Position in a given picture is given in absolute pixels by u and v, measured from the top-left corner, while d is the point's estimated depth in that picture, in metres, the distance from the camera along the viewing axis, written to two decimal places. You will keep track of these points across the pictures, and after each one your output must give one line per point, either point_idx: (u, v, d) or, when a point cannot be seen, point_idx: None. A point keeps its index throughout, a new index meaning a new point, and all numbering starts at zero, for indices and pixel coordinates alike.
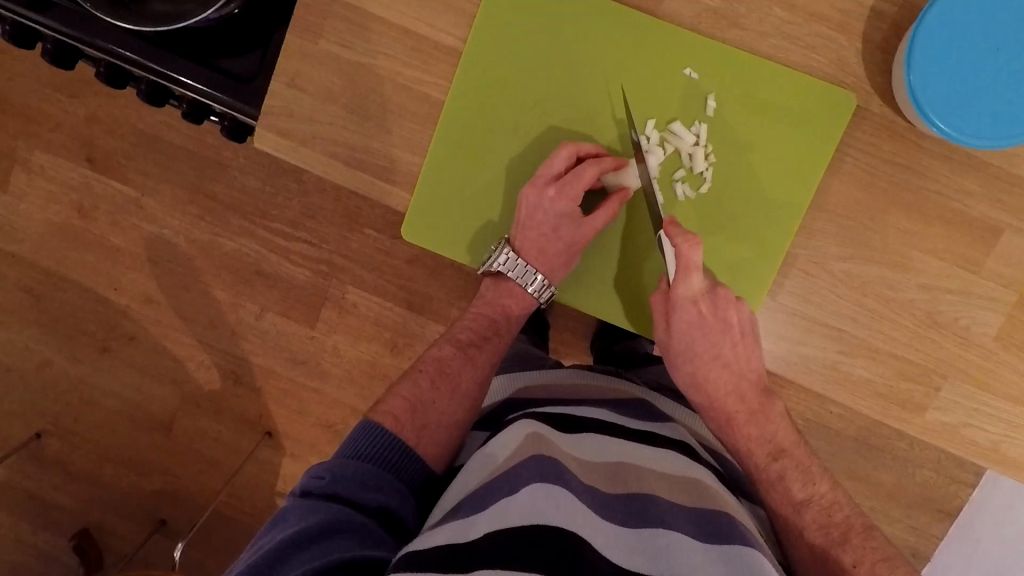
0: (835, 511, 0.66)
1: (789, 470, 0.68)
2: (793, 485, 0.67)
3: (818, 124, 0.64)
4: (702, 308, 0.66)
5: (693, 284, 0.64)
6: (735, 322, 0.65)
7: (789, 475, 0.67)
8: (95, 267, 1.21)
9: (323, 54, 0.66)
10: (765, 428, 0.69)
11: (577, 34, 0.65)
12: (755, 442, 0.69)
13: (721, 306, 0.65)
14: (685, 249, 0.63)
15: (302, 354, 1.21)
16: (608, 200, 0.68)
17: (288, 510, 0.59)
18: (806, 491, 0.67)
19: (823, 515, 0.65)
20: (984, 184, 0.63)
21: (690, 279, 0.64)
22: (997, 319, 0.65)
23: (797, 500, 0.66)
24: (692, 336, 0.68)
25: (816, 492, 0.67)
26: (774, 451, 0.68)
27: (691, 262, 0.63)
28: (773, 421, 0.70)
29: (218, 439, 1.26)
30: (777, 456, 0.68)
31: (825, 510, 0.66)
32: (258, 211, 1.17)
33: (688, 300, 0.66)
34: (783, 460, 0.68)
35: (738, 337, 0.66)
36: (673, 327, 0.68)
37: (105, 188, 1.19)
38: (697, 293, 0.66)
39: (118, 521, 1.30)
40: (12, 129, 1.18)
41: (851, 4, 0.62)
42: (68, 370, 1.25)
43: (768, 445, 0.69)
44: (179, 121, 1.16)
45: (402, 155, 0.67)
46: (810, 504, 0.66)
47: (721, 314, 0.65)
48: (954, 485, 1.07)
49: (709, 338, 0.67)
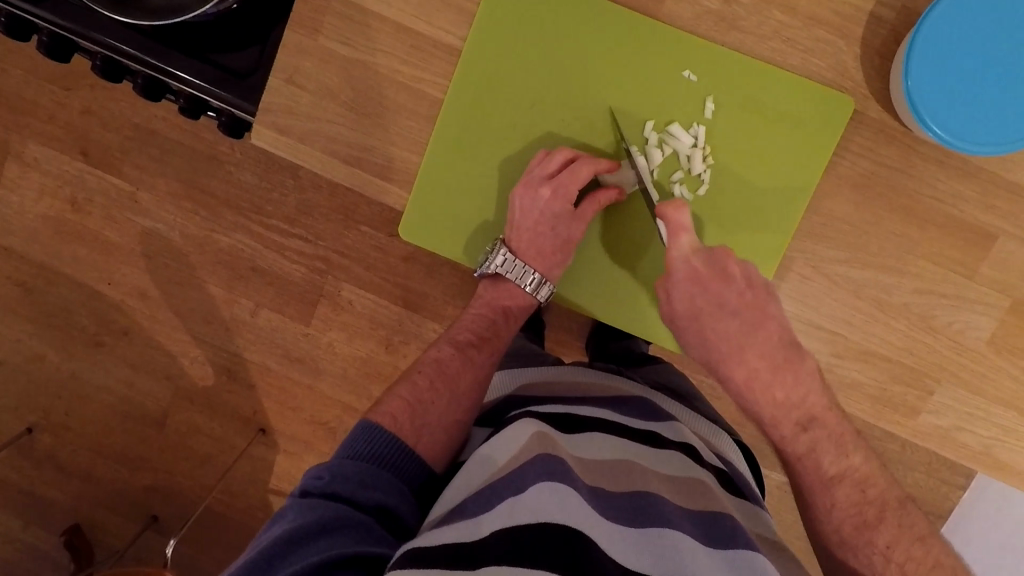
0: (869, 486, 0.64)
1: (821, 440, 0.65)
2: (825, 459, 0.65)
3: (816, 130, 0.64)
4: (698, 266, 0.64)
5: (685, 245, 0.63)
6: (738, 274, 0.64)
7: (821, 447, 0.65)
8: (88, 261, 1.21)
9: (322, 50, 0.65)
10: (793, 393, 0.65)
11: (575, 34, 0.65)
12: (777, 412, 0.66)
13: (720, 263, 0.65)
14: (672, 213, 0.62)
15: (297, 351, 1.20)
16: (591, 194, 0.69)
17: (286, 508, 0.59)
18: (839, 465, 0.65)
19: (856, 491, 0.64)
20: (980, 189, 0.64)
21: (680, 241, 0.63)
22: (991, 324, 0.66)
23: (828, 475, 0.65)
24: (694, 296, 0.65)
25: (850, 466, 0.65)
26: (804, 421, 0.65)
27: (681, 224, 0.63)
28: (803, 383, 0.65)
29: (211, 435, 1.26)
30: (807, 425, 0.65)
31: (858, 485, 0.64)
32: (254, 207, 1.16)
33: (682, 260, 0.64)
34: (814, 430, 0.65)
35: (743, 287, 0.64)
36: (672, 295, 0.66)
37: (99, 181, 1.18)
38: (689, 253, 0.64)
39: (111, 517, 1.30)
40: (5, 121, 1.17)
41: (850, 8, 0.62)
42: (60, 364, 1.25)
43: (797, 414, 0.65)
44: (174, 115, 1.15)
45: (400, 154, 0.67)
46: (842, 481, 0.64)
47: (722, 268, 0.65)
48: (945, 486, 1.08)
49: (713, 292, 0.65)
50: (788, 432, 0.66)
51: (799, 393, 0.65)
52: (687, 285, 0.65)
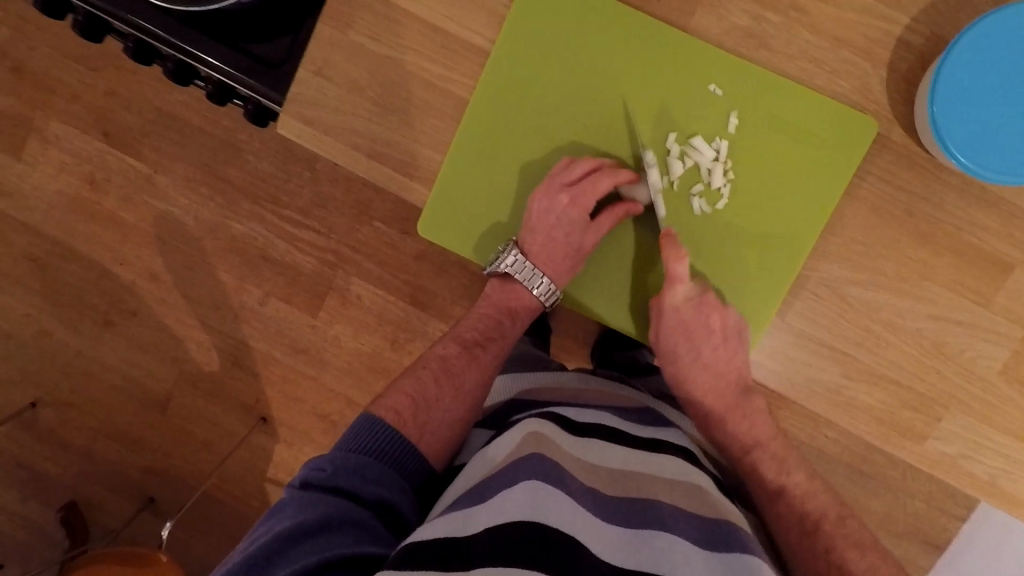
0: (809, 500, 0.70)
1: (763, 460, 0.72)
2: (768, 475, 0.71)
3: (837, 150, 0.64)
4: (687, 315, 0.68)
5: (678, 294, 0.67)
6: (717, 326, 0.67)
7: (763, 465, 0.72)
8: (103, 240, 1.22)
9: (352, 44, 0.66)
10: (742, 423, 0.73)
11: (603, 42, 0.66)
12: (730, 437, 0.73)
13: (705, 312, 0.67)
14: (670, 261, 0.65)
15: (303, 342, 1.21)
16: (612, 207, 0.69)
17: (286, 501, 0.59)
18: (780, 480, 0.71)
19: (796, 504, 0.69)
20: (998, 219, 0.64)
21: (676, 289, 0.66)
22: (1003, 353, 0.66)
23: (772, 488, 0.71)
24: (677, 341, 0.70)
25: (790, 483, 0.71)
26: (748, 444, 0.73)
27: (675, 274, 0.65)
28: (751, 416, 0.73)
29: (213, 421, 1.26)
30: (752, 448, 0.73)
31: (798, 499, 0.70)
32: (270, 197, 1.17)
33: (673, 308, 0.68)
34: (757, 452, 0.72)
35: (720, 339, 0.68)
36: (659, 332, 0.70)
37: (118, 162, 1.19)
38: (681, 301, 0.67)
39: (107, 496, 1.30)
40: (30, 98, 1.18)
41: (878, 32, 0.62)
42: (67, 341, 1.26)
43: (745, 439, 0.73)
44: (196, 101, 1.16)
45: (422, 151, 0.68)
46: (784, 494, 0.70)
47: (705, 320, 0.67)
48: (944, 517, 1.07)
49: (695, 338, 0.69)
50: (739, 452, 0.73)
51: (748, 424, 0.73)
52: (674, 327, 0.69)
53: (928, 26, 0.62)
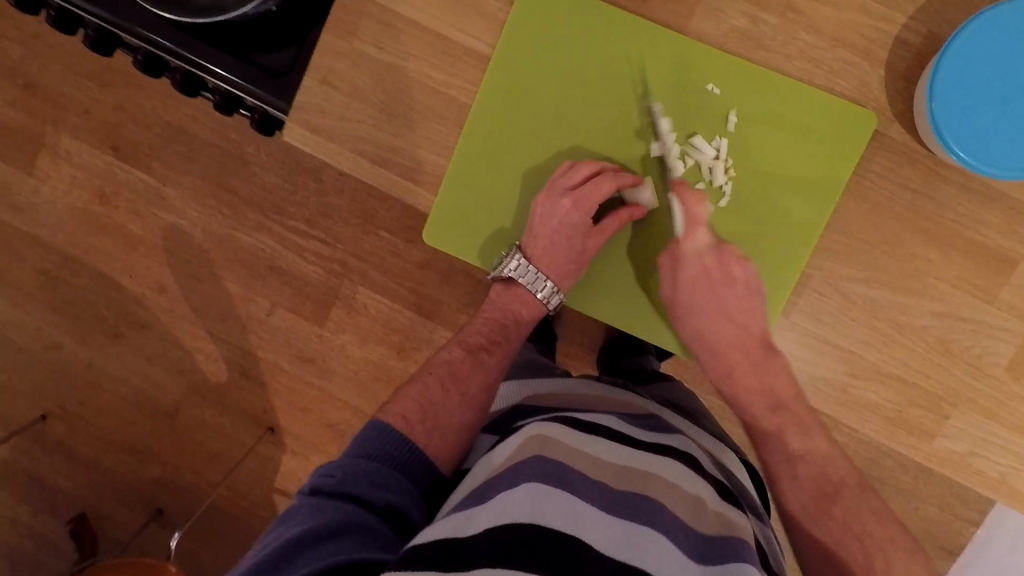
0: (830, 466, 0.65)
1: (788, 424, 0.67)
2: (791, 440, 0.66)
3: (838, 147, 0.64)
4: (708, 262, 0.66)
5: (700, 238, 0.65)
6: (739, 277, 0.65)
7: (787, 430, 0.66)
8: (112, 253, 1.23)
9: (356, 52, 0.67)
10: (766, 380, 0.67)
11: (601, 46, 0.67)
12: (754, 394, 0.68)
13: (725, 263, 0.66)
14: (692, 205, 0.65)
15: (310, 351, 1.22)
16: (615, 212, 0.69)
17: (297, 508, 0.59)
18: (803, 445, 0.66)
19: (816, 469, 0.65)
20: (1002, 215, 0.64)
21: (696, 234, 0.65)
22: (1010, 350, 0.65)
23: (792, 452, 0.66)
24: (696, 292, 0.68)
25: (813, 447, 0.66)
26: (773, 405, 0.67)
27: (697, 215, 0.65)
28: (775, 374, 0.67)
29: (220, 432, 1.27)
30: (776, 410, 0.67)
31: (820, 464, 0.65)
32: (276, 208, 1.18)
33: (695, 254, 0.66)
34: (782, 414, 0.67)
35: (742, 291, 0.66)
36: (678, 282, 0.68)
37: (127, 176, 1.21)
38: (703, 247, 0.66)
39: (116, 508, 1.31)
40: (41, 114, 1.20)
41: (876, 31, 0.63)
42: (77, 353, 1.27)
43: (769, 399, 0.67)
44: (203, 114, 1.18)
45: (426, 156, 0.69)
46: (805, 459, 0.65)
47: (727, 269, 0.66)
48: (957, 521, 1.06)
49: (715, 294, 0.67)
50: (762, 412, 0.68)
51: (773, 381, 0.67)
52: (693, 276, 0.67)
53: (925, 25, 0.63)
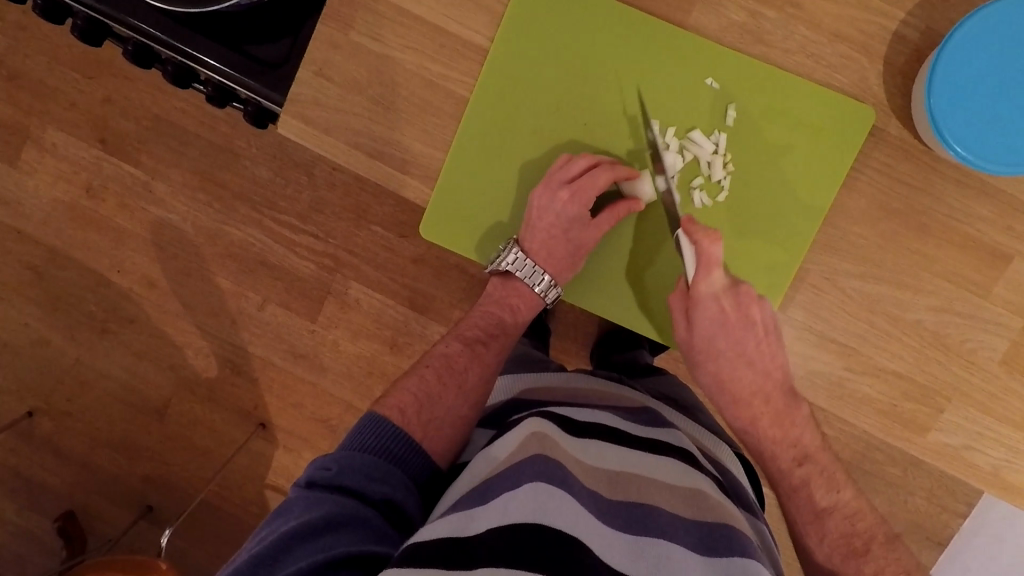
0: (858, 520, 0.66)
1: (813, 476, 0.67)
2: (817, 493, 0.67)
3: (836, 141, 0.65)
4: (725, 305, 0.65)
5: (716, 280, 0.64)
6: (758, 318, 0.65)
7: (813, 482, 0.67)
8: (100, 248, 1.21)
9: (351, 44, 0.66)
10: (790, 432, 0.68)
11: (601, 39, 0.66)
12: (780, 445, 0.68)
13: (743, 304, 0.65)
14: (707, 246, 0.63)
15: (302, 347, 1.21)
16: (615, 206, 0.68)
17: (292, 501, 0.58)
18: (830, 498, 0.66)
19: (846, 524, 0.65)
20: (996, 211, 0.64)
21: (712, 275, 0.64)
22: (1004, 345, 0.66)
23: (819, 507, 0.66)
24: (713, 333, 0.67)
25: (840, 500, 0.66)
26: (799, 456, 0.68)
27: (712, 258, 0.63)
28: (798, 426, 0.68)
29: (212, 428, 1.26)
30: (802, 461, 0.68)
31: (848, 518, 0.66)
32: (267, 202, 1.17)
33: (711, 296, 0.65)
34: (808, 466, 0.68)
35: (762, 333, 0.65)
36: (693, 323, 0.67)
37: (115, 169, 1.19)
38: (719, 290, 0.65)
39: (106, 505, 1.29)
40: (26, 106, 1.18)
41: (875, 26, 0.63)
42: (65, 349, 1.25)
43: (794, 450, 0.68)
44: (193, 107, 1.16)
45: (423, 149, 0.68)
46: (832, 513, 0.66)
47: (745, 310, 0.65)
48: (945, 513, 1.07)
49: (733, 334, 0.66)
50: (788, 464, 0.68)
51: (797, 432, 0.68)
52: (711, 320, 0.66)
53: (923, 20, 0.63)
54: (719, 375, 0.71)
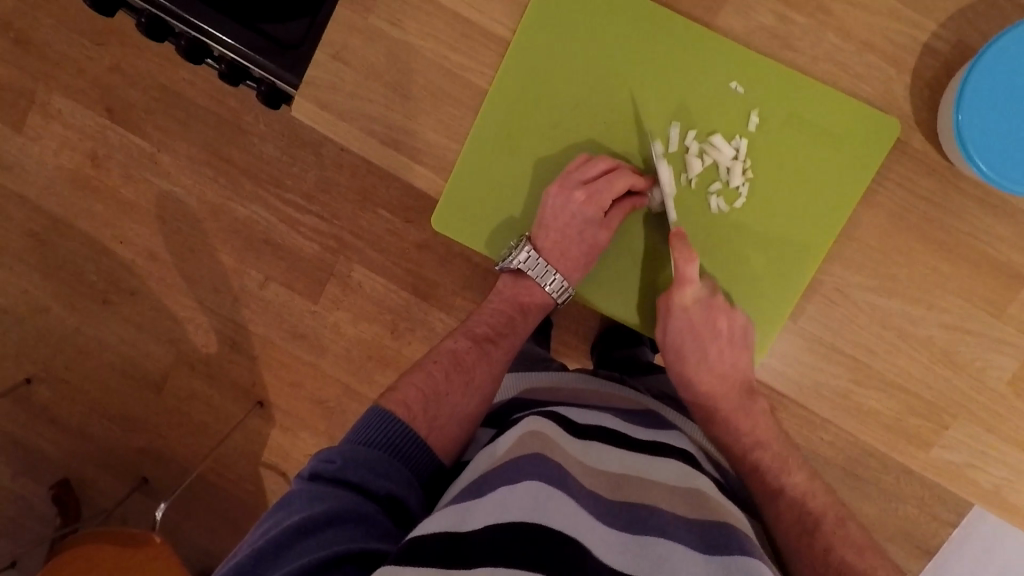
0: (810, 500, 0.69)
1: (765, 460, 0.71)
2: (770, 475, 0.70)
3: (858, 153, 0.64)
4: (693, 314, 0.68)
5: (687, 295, 0.66)
6: (725, 330, 0.67)
7: (767, 465, 0.71)
8: (103, 218, 1.20)
9: (370, 28, 0.65)
10: (745, 422, 0.72)
11: (625, 36, 0.65)
12: (736, 433, 0.72)
13: (714, 313, 0.67)
14: (682, 263, 0.65)
15: (302, 327, 1.20)
16: (619, 202, 0.69)
17: (296, 494, 0.58)
18: (783, 481, 0.70)
19: (798, 503, 0.68)
20: (1015, 230, 0.64)
21: (685, 289, 0.66)
22: (1013, 364, 0.66)
23: (774, 487, 0.70)
24: (684, 338, 0.70)
25: (792, 482, 0.70)
26: (751, 444, 0.72)
27: (686, 275, 0.65)
28: (753, 417, 0.72)
29: (209, 404, 1.25)
30: (755, 448, 0.72)
31: (800, 498, 0.69)
32: (273, 180, 1.16)
33: (681, 308, 0.68)
34: (759, 452, 0.72)
35: (727, 341, 0.68)
36: (667, 327, 0.70)
37: (121, 139, 1.17)
38: (690, 302, 0.67)
39: (100, 475, 1.30)
40: (33, 70, 1.16)
41: (905, 37, 0.62)
42: (64, 318, 1.24)
43: (746, 439, 0.72)
44: (201, 79, 1.14)
45: (439, 140, 0.67)
46: (786, 493, 0.69)
47: (713, 321, 0.67)
48: (935, 523, 1.08)
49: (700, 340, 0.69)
50: (742, 449, 0.72)
51: (751, 422, 0.72)
52: (681, 326, 0.69)
53: (954, 33, 0.62)
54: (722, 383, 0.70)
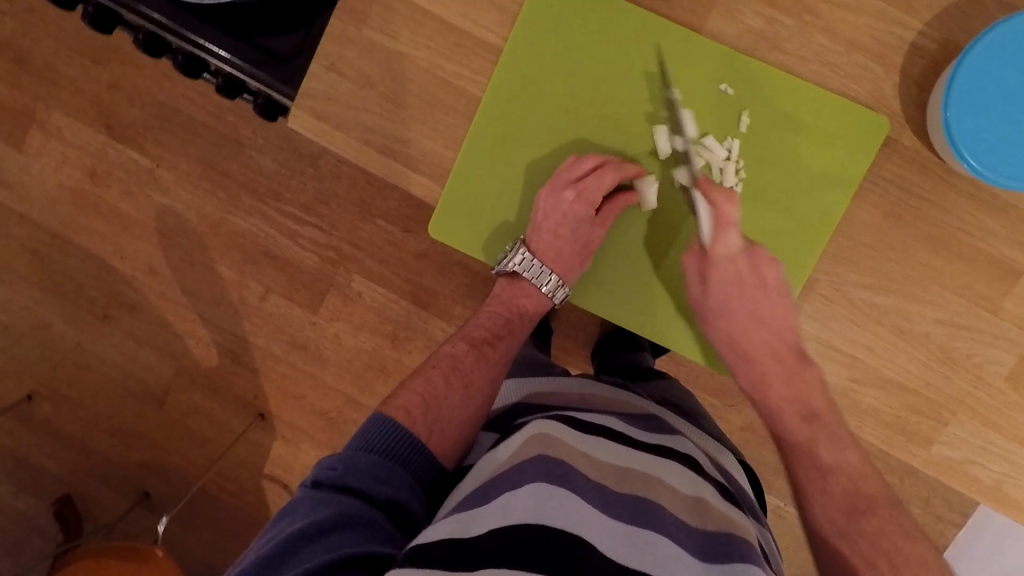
0: (863, 481, 0.63)
1: (820, 435, 0.65)
2: (823, 450, 0.65)
3: (849, 151, 0.64)
4: (739, 265, 0.65)
5: (731, 242, 0.65)
6: (771, 281, 0.65)
7: (820, 441, 0.65)
8: (103, 233, 1.21)
9: (364, 40, 0.66)
10: (797, 388, 0.66)
11: (614, 41, 0.66)
12: (787, 402, 0.67)
13: (757, 266, 0.65)
14: (723, 205, 0.64)
15: (303, 339, 1.21)
16: (611, 200, 0.69)
17: (299, 501, 0.58)
18: (837, 457, 0.64)
19: (849, 484, 0.63)
20: (1007, 225, 0.64)
21: (728, 236, 0.65)
22: (1010, 359, 0.66)
23: (824, 464, 0.64)
24: (730, 295, 0.67)
25: (846, 461, 0.64)
26: (806, 414, 0.66)
27: (728, 218, 0.64)
28: (805, 383, 0.66)
29: (210, 417, 1.26)
30: (810, 419, 0.66)
31: (853, 479, 0.63)
32: (272, 192, 1.17)
33: (726, 257, 0.65)
34: (815, 425, 0.65)
35: (774, 296, 0.65)
36: (708, 284, 0.67)
37: (120, 155, 1.18)
38: (734, 251, 0.65)
39: (103, 491, 1.30)
40: (33, 89, 1.17)
41: (893, 37, 0.63)
42: (65, 334, 1.25)
43: (801, 407, 0.66)
44: (199, 94, 1.16)
45: (433, 147, 0.68)
46: (837, 472, 0.63)
47: (759, 272, 0.65)
48: (940, 523, 1.07)
49: (745, 296, 0.66)
50: (794, 421, 0.66)
51: (805, 390, 0.66)
52: (725, 280, 0.66)
53: (940, 31, 0.62)
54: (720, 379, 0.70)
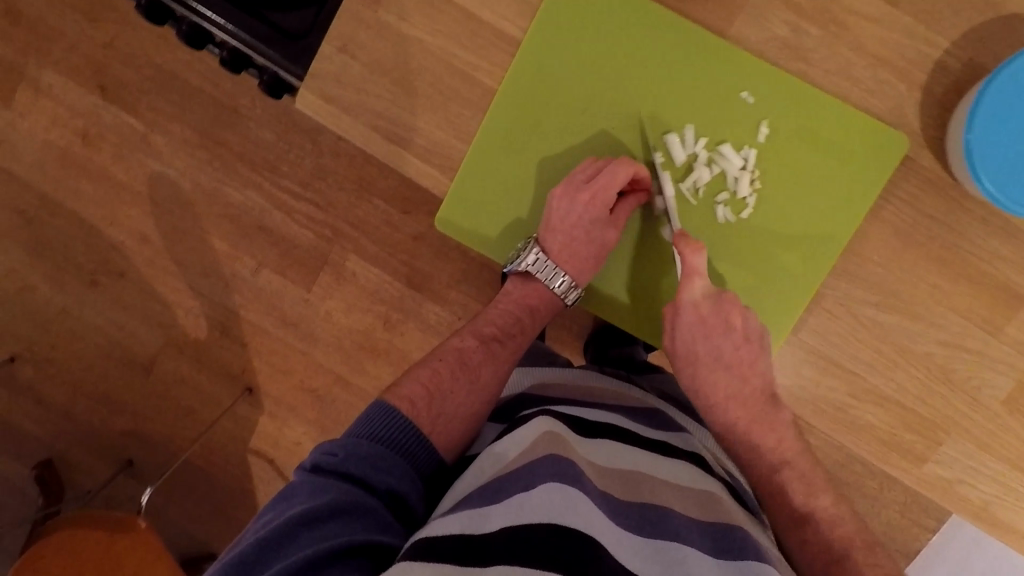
0: (837, 526, 0.66)
1: (791, 481, 0.69)
2: (795, 498, 0.68)
3: (867, 169, 0.64)
4: (703, 310, 0.66)
5: (697, 289, 0.65)
6: (740, 327, 0.66)
7: (792, 487, 0.68)
8: (93, 197, 1.18)
9: (378, 22, 0.64)
10: (767, 438, 0.69)
11: (638, 41, 0.64)
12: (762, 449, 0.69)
13: (726, 310, 0.65)
14: (689, 255, 0.64)
15: (295, 316, 1.19)
16: (624, 198, 0.69)
17: (298, 486, 0.58)
18: (808, 505, 0.67)
19: (824, 531, 0.66)
20: (1016, 251, 0.64)
21: (694, 284, 0.64)
22: (1007, 383, 0.67)
23: (799, 513, 0.67)
24: (696, 344, 0.68)
25: (818, 507, 0.67)
26: (776, 463, 0.69)
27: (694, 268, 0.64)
28: (775, 431, 0.69)
29: (197, 389, 1.24)
30: (780, 467, 0.69)
31: (827, 525, 0.66)
32: (270, 165, 1.14)
33: (690, 304, 0.66)
34: (785, 472, 0.69)
35: (741, 338, 0.67)
36: (676, 333, 0.68)
37: (113, 118, 1.15)
38: (698, 297, 0.65)
39: (85, 457, 1.28)
40: (23, 43, 1.13)
41: (918, 54, 0.62)
42: (51, 298, 1.22)
43: (772, 456, 0.69)
44: (198, 60, 1.12)
45: (445, 138, 0.66)
46: (812, 519, 0.67)
47: (727, 315, 0.66)
48: (915, 528, 1.08)
49: (712, 338, 0.67)
50: (767, 470, 0.69)
51: (774, 438, 0.69)
52: (690, 326, 0.67)
53: (967, 51, 0.61)
54: (701, 376, 0.71)
